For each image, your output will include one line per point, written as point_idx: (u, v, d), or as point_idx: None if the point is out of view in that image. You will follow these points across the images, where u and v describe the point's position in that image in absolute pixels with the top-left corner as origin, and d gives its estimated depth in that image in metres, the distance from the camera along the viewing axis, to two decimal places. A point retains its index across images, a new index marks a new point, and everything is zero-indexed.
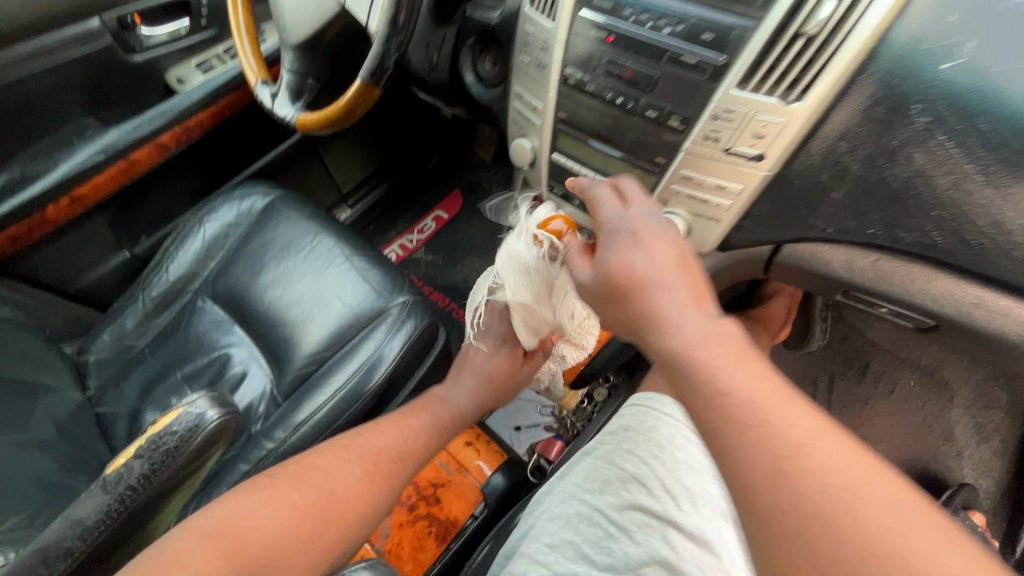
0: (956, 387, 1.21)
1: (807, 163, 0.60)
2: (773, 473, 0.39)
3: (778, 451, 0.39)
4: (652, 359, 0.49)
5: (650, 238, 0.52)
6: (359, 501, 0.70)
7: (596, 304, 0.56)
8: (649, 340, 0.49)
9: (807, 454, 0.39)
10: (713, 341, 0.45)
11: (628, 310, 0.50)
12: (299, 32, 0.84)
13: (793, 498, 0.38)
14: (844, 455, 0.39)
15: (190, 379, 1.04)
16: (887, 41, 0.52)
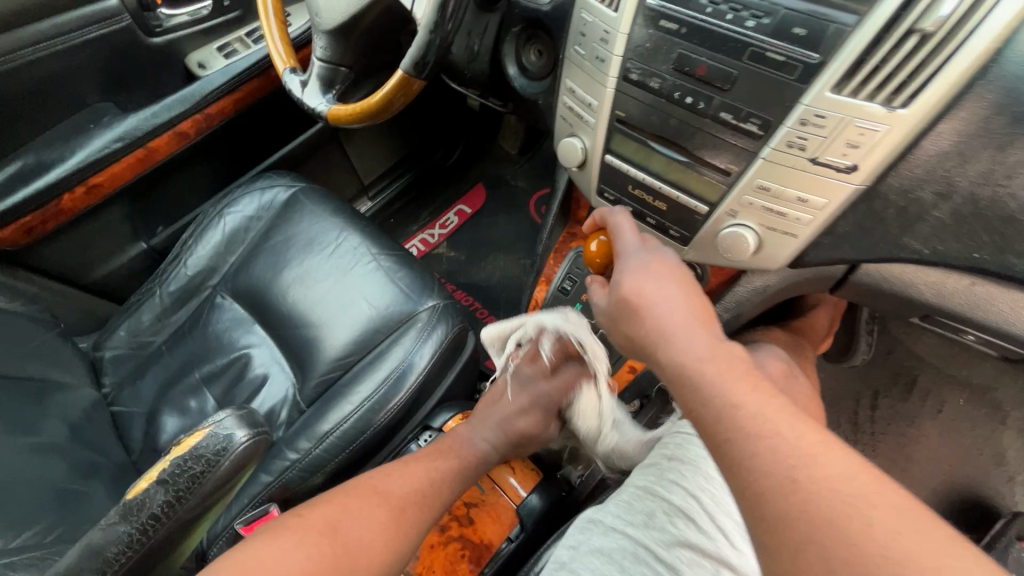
0: (1010, 408, 1.14)
1: (905, 179, 0.55)
2: (768, 482, 0.44)
3: (775, 458, 0.45)
4: (663, 372, 0.58)
5: (664, 269, 0.61)
6: (381, 551, 0.67)
7: (612, 324, 0.64)
8: (659, 355, 0.58)
9: (814, 462, 0.44)
10: (717, 357, 0.54)
11: (641, 329, 0.60)
12: (334, 18, 0.78)
13: (793, 507, 0.42)
14: (834, 460, 0.44)
15: (209, 380, 1.00)
16: (1016, 43, 0.46)
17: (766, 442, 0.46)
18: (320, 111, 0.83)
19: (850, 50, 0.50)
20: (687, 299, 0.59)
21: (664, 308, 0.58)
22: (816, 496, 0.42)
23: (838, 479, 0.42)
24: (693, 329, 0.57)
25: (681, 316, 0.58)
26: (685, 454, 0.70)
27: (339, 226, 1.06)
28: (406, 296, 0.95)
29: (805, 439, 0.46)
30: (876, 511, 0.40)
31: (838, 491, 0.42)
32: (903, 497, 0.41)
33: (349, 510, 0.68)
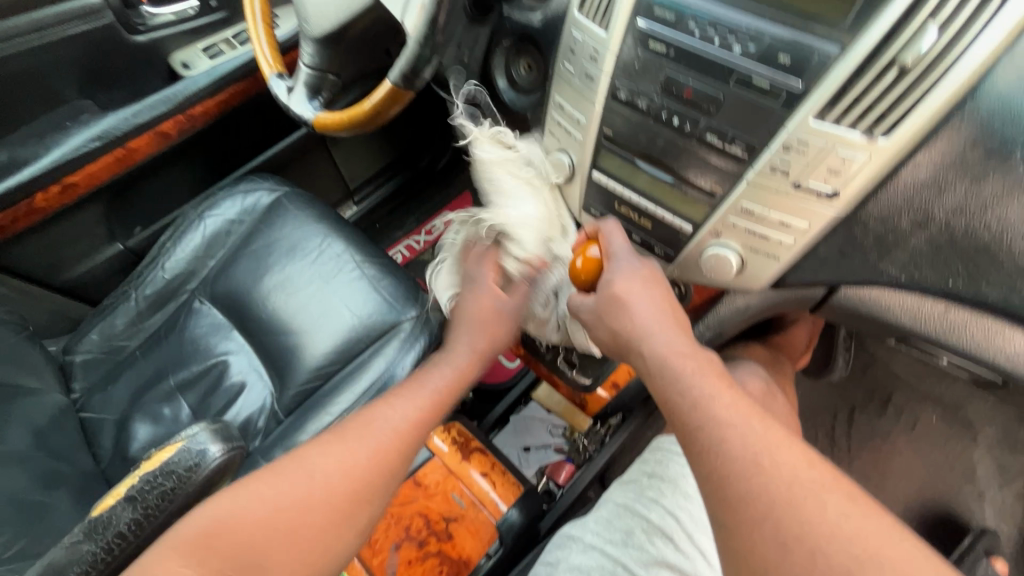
0: (980, 426, 1.17)
1: (884, 207, 0.56)
2: (734, 464, 0.47)
3: (741, 445, 0.48)
4: (639, 369, 0.60)
5: (649, 274, 0.64)
6: (364, 485, 0.61)
7: (593, 321, 0.66)
8: (640, 350, 0.59)
9: (772, 451, 0.47)
10: (693, 357, 0.56)
11: (626, 324, 0.60)
12: (322, 25, 0.77)
13: (752, 491, 0.45)
14: (794, 450, 0.47)
15: (184, 387, 0.98)
16: (990, 79, 0.47)
17: (729, 430, 0.49)
18: (307, 117, 0.82)
19: (831, 80, 0.51)
20: (667, 304, 0.61)
21: (645, 307, 0.60)
22: (776, 479, 0.45)
23: (796, 467, 0.46)
24: (673, 331, 0.59)
25: (660, 317, 0.60)
26: (665, 469, 0.69)
27: (324, 234, 1.04)
28: (389, 306, 0.94)
29: (770, 431, 0.49)
30: (830, 495, 0.43)
31: (795, 476, 0.45)
32: (853, 487, 0.45)
33: (334, 448, 0.62)
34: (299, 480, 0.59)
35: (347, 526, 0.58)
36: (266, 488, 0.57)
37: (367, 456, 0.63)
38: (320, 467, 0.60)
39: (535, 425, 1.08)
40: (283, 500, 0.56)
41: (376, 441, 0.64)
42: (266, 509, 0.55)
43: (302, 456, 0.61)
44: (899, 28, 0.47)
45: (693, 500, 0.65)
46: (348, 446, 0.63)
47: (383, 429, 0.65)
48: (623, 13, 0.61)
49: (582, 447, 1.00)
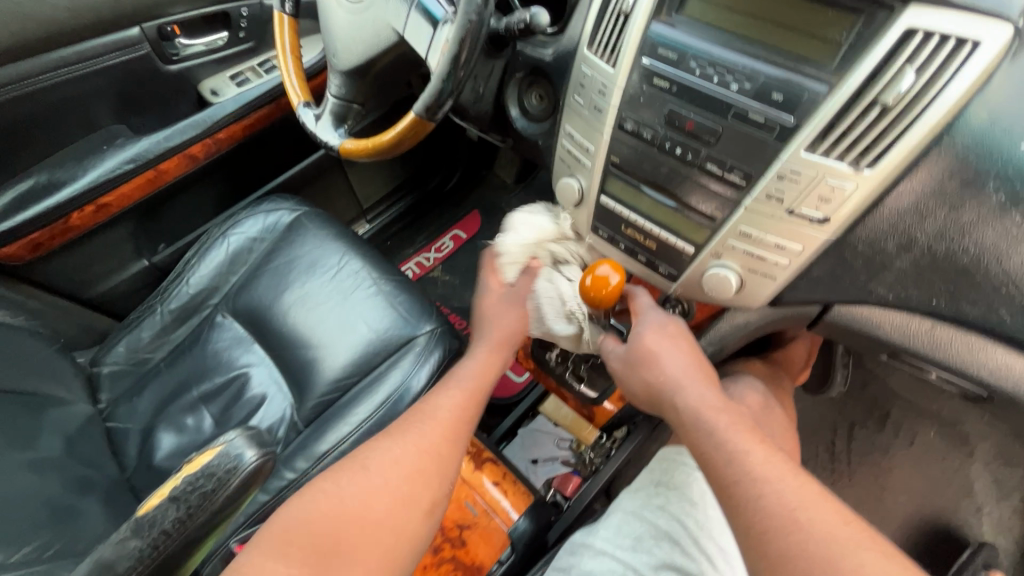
0: (976, 441, 1.20)
1: (871, 231, 0.61)
2: (773, 520, 0.52)
3: (778, 504, 0.53)
4: (672, 418, 0.66)
5: (677, 334, 0.72)
6: (424, 472, 0.65)
7: (626, 372, 0.74)
8: (672, 401, 0.66)
9: (811, 508, 0.52)
10: (726, 411, 0.63)
11: (658, 376, 0.69)
12: (349, 59, 0.84)
13: (791, 545, 0.50)
14: (827, 509, 0.52)
15: (207, 399, 1.02)
16: (966, 117, 0.52)
17: (769, 486, 0.54)
18: (332, 144, 0.88)
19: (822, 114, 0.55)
20: (694, 359, 0.69)
21: (673, 363, 0.69)
22: (815, 533, 0.50)
23: (830, 522, 0.51)
24: (703, 385, 0.66)
25: (688, 371, 0.68)
26: (672, 478, 0.72)
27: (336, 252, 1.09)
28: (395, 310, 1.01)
29: (802, 489, 0.54)
30: (865, 552, 0.48)
31: (831, 532, 0.50)
32: (881, 542, 0.50)
33: (384, 442, 0.67)
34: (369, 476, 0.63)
35: (414, 508, 0.63)
36: (332, 485, 0.63)
37: (414, 454, 0.66)
38: (381, 458, 0.65)
39: (543, 439, 1.11)
40: (358, 495, 0.62)
41: (424, 430, 0.68)
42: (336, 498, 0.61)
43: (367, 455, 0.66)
44: (880, 70, 0.52)
45: (697, 507, 0.69)
46: (398, 446, 0.66)
47: (430, 417, 0.69)
48: (630, 52, 0.66)
49: (589, 459, 1.02)
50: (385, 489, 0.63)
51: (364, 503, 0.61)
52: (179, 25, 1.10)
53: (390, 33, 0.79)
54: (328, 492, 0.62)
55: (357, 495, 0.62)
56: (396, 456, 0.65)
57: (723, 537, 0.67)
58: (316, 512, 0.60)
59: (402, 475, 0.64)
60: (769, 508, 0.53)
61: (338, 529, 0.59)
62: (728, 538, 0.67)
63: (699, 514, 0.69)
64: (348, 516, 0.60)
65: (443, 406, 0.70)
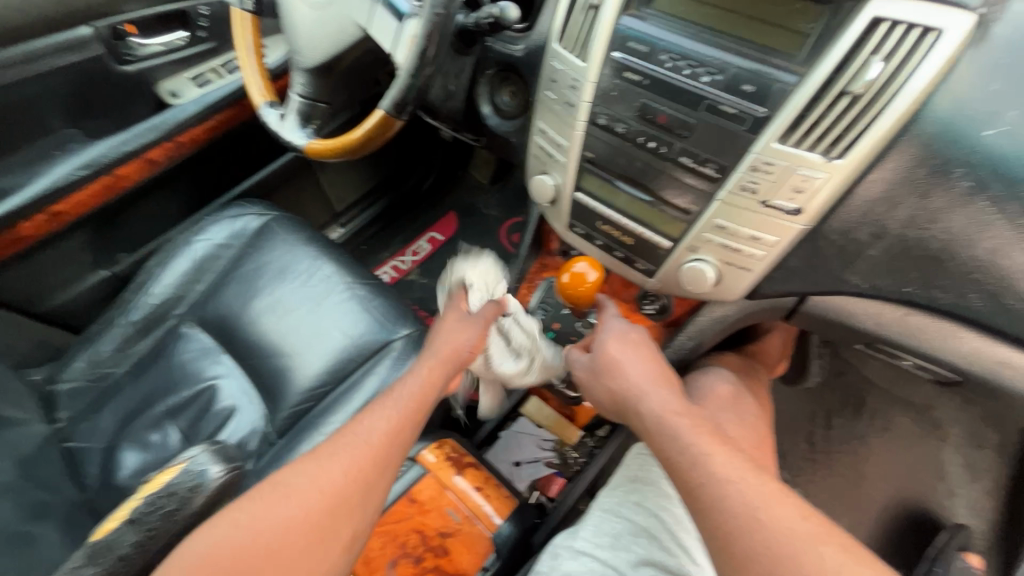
0: (948, 425, 1.23)
1: (843, 221, 0.61)
2: (735, 518, 0.52)
3: (741, 502, 0.53)
4: (638, 426, 0.65)
5: (642, 342, 0.71)
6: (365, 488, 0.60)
7: (591, 380, 0.73)
8: (636, 409, 0.65)
9: (774, 507, 0.52)
10: (689, 416, 0.62)
11: (622, 384, 0.68)
12: (313, 56, 0.81)
13: (755, 547, 0.49)
14: (789, 506, 0.52)
15: (173, 413, 0.97)
16: (931, 106, 0.52)
17: (733, 485, 0.54)
18: (298, 144, 0.85)
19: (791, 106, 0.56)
20: (656, 366, 0.68)
21: (636, 370, 0.68)
22: (776, 530, 0.50)
23: (792, 519, 0.51)
24: (664, 389, 0.66)
25: (652, 377, 0.67)
26: (647, 474, 0.72)
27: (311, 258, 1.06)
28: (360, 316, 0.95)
29: (765, 486, 0.54)
30: (826, 547, 0.48)
31: (789, 529, 0.50)
32: (842, 537, 0.50)
33: (308, 467, 0.60)
34: (289, 505, 0.56)
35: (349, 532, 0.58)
36: (245, 516, 0.54)
37: (342, 482, 0.59)
38: (308, 484, 0.58)
39: (525, 441, 1.03)
40: (278, 527, 0.54)
41: (354, 455, 0.61)
42: (249, 535, 0.53)
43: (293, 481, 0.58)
44: (848, 59, 0.52)
45: (674, 501, 0.69)
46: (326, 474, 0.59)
47: (361, 441, 0.63)
48: (600, 45, 0.65)
49: (572, 459, 1.01)
50: (306, 517, 0.56)
51: (284, 535, 0.54)
52: (134, 23, 1.05)
53: (356, 28, 0.78)
54: (239, 524, 0.54)
55: (273, 529, 0.54)
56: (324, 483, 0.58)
57: (695, 530, 0.66)
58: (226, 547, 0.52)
59: (327, 507, 0.57)
60: (729, 506, 0.53)
61: (247, 567, 0.51)
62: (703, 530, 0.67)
63: (677, 510, 0.68)
64: (262, 550, 0.52)
65: (376, 426, 0.64)
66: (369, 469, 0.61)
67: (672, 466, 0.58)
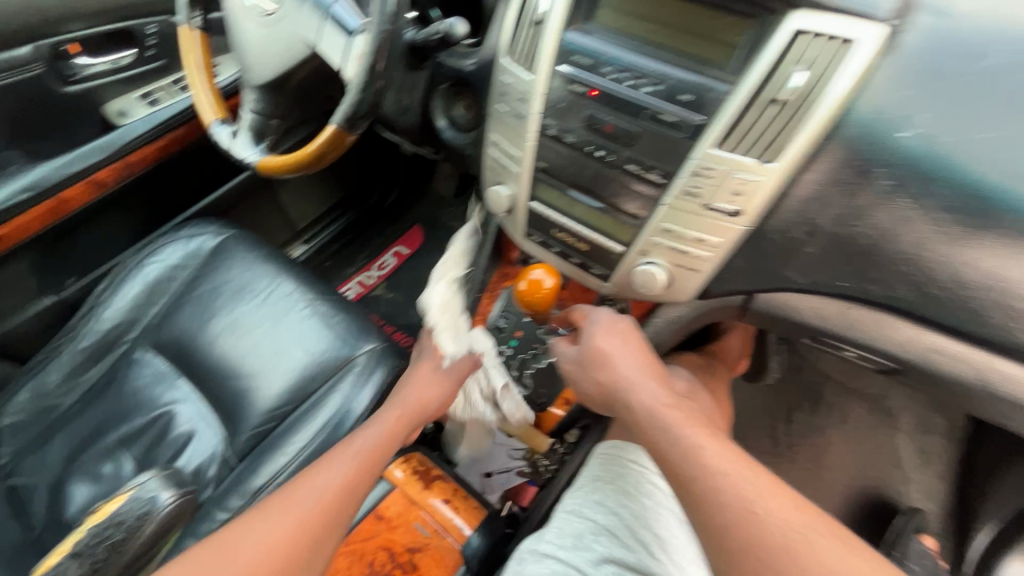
0: (900, 414, 1.29)
1: (781, 221, 0.64)
2: (735, 516, 0.53)
3: (737, 496, 0.54)
4: (629, 417, 0.67)
5: (630, 332, 0.73)
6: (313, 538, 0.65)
7: (580, 372, 0.74)
8: (627, 400, 0.67)
9: (770, 499, 0.54)
10: (680, 408, 0.64)
11: (611, 375, 0.69)
12: (264, 73, 0.81)
13: (754, 540, 0.51)
14: (784, 498, 0.54)
15: (127, 442, 0.94)
16: (852, 110, 0.56)
17: (727, 479, 0.55)
18: (251, 160, 0.85)
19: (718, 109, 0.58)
20: (645, 357, 0.70)
21: (625, 360, 0.70)
22: (776, 528, 0.51)
23: (786, 512, 0.53)
24: (653, 382, 0.67)
25: (640, 368, 0.69)
26: (608, 472, 0.72)
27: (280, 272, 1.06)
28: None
29: (760, 479, 0.56)
30: (824, 538, 0.51)
31: (788, 526, 0.52)
32: (831, 524, 0.53)
33: (259, 519, 0.66)
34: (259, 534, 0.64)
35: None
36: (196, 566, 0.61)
37: (311, 518, 0.66)
38: (272, 515, 0.66)
39: (496, 450, 1.07)
40: (243, 560, 0.61)
41: (305, 508, 0.67)
42: None
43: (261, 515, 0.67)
44: (773, 70, 0.55)
45: (634, 498, 0.68)
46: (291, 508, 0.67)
47: (316, 493, 0.69)
48: (546, 58, 0.68)
49: (543, 467, 1.01)
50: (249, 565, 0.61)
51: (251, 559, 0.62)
52: (78, 43, 1.03)
53: (304, 48, 0.77)
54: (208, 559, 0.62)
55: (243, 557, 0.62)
56: (292, 513, 0.66)
57: (661, 527, 0.65)
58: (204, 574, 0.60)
59: (290, 537, 0.64)
60: (732, 505, 0.54)
61: None
62: (666, 524, 0.66)
63: (638, 506, 0.68)
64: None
65: (333, 478, 0.71)
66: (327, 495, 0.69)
67: (669, 464, 0.59)
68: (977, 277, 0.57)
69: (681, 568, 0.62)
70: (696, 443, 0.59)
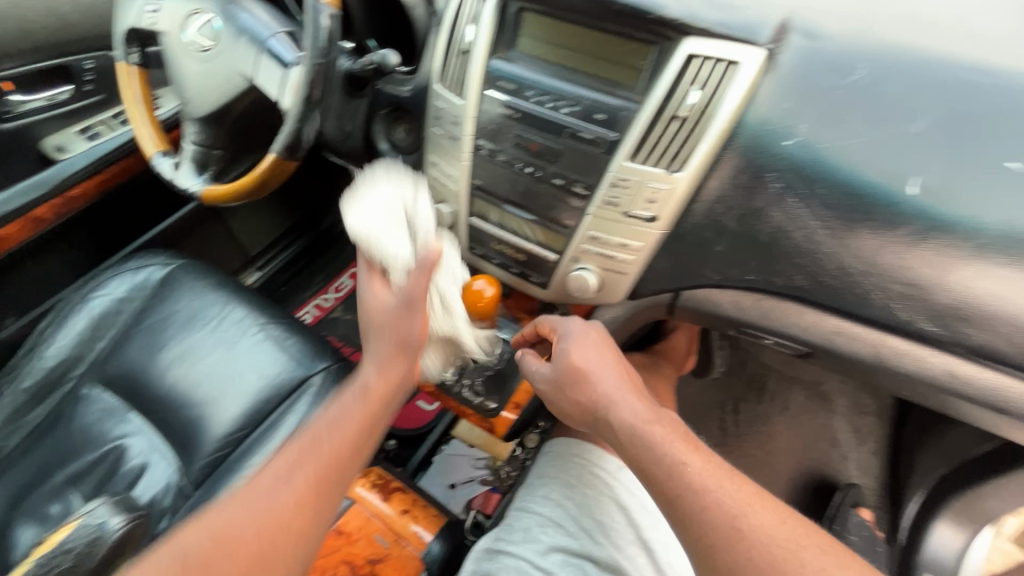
0: (835, 398, 1.38)
1: (694, 223, 0.70)
2: (716, 526, 0.58)
3: (722, 512, 0.58)
4: (612, 434, 0.68)
5: (602, 344, 0.74)
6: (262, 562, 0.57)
7: (556, 390, 0.75)
8: (607, 417, 0.68)
9: (749, 513, 0.59)
10: (659, 422, 0.66)
11: (592, 392, 0.70)
12: (205, 106, 0.86)
13: (739, 558, 0.56)
14: (765, 512, 0.59)
15: (75, 480, 0.92)
16: (744, 122, 0.63)
17: (710, 495, 0.60)
18: (196, 189, 0.88)
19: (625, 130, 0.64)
20: (622, 370, 0.72)
21: (604, 374, 0.71)
22: (754, 539, 0.57)
23: (769, 526, 0.58)
24: (633, 397, 0.69)
25: (619, 382, 0.70)
26: (555, 469, 0.78)
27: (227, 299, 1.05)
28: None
29: (740, 492, 0.61)
30: (806, 551, 0.56)
31: (762, 535, 0.57)
32: (816, 535, 0.58)
33: (193, 536, 0.57)
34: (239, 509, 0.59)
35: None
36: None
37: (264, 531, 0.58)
38: (258, 492, 0.60)
39: (459, 462, 1.18)
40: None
41: (259, 518, 0.58)
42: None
43: (243, 496, 0.60)
44: (672, 90, 0.63)
45: (577, 490, 0.74)
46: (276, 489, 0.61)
47: (266, 504, 0.59)
48: (474, 85, 0.73)
49: (506, 474, 1.05)
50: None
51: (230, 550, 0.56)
52: (11, 81, 1.02)
53: (241, 81, 0.83)
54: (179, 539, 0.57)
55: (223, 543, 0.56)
56: (284, 489, 0.60)
57: (603, 514, 0.71)
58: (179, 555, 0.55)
59: (277, 522, 0.58)
60: (714, 517, 0.58)
61: None
62: (608, 510, 0.72)
63: (582, 496, 0.73)
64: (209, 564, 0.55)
65: (286, 489, 0.61)
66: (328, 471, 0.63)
67: (652, 485, 0.63)
68: (858, 265, 0.64)
69: (623, 549, 0.68)
70: (670, 457, 0.63)
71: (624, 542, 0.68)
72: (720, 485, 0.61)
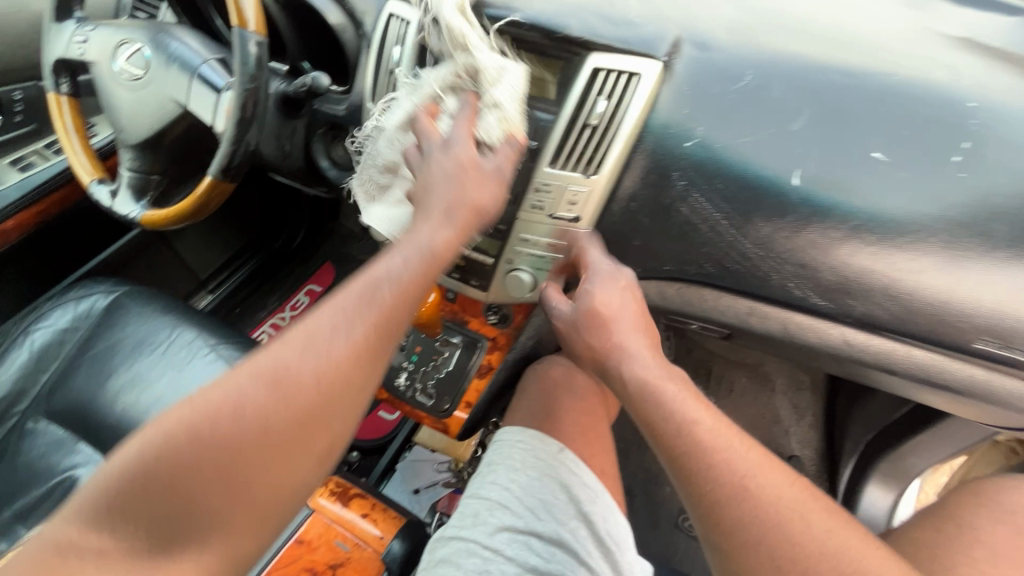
0: (776, 377, 1.49)
1: (612, 219, 0.86)
2: (729, 495, 0.61)
3: (730, 472, 0.62)
4: (625, 389, 0.74)
5: (621, 282, 0.80)
6: (267, 433, 0.54)
7: (573, 330, 0.80)
8: (620, 370, 0.74)
9: (765, 475, 0.62)
10: (670, 380, 0.72)
11: (608, 342, 0.76)
12: (138, 132, 0.87)
13: (744, 514, 0.60)
14: (776, 474, 0.63)
15: (24, 516, 0.90)
16: (648, 128, 0.78)
17: (720, 454, 0.64)
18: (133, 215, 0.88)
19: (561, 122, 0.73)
20: (639, 313, 0.79)
21: (624, 319, 0.77)
22: (768, 528, 0.58)
23: (781, 487, 0.61)
24: (646, 354, 0.75)
25: (631, 325, 0.77)
26: (498, 456, 0.88)
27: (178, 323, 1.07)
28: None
29: (751, 454, 0.64)
30: (816, 512, 0.59)
31: (791, 531, 0.58)
32: (827, 504, 0.61)
33: (214, 394, 0.55)
34: (264, 358, 0.57)
35: (241, 504, 0.54)
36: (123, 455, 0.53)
37: (261, 414, 0.55)
38: (256, 372, 0.56)
39: (424, 467, 1.21)
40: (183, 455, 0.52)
41: (275, 413, 0.55)
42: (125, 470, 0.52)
43: (252, 360, 0.58)
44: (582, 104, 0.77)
45: (517, 471, 0.84)
46: (303, 349, 0.58)
47: (262, 415, 0.54)
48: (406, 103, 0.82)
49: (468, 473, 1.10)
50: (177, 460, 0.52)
51: (214, 436, 0.53)
52: None
53: (175, 107, 0.85)
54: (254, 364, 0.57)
55: (246, 418, 0.54)
56: (262, 389, 0.55)
57: (542, 493, 0.81)
58: (142, 462, 0.52)
59: (280, 409, 0.55)
60: (735, 506, 0.60)
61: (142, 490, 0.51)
62: (547, 491, 0.81)
63: (523, 478, 0.83)
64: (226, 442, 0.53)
65: (320, 363, 0.57)
66: (362, 361, 0.60)
67: (687, 460, 0.65)
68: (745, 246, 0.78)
69: (563, 522, 0.78)
70: (700, 420, 0.67)
71: (563, 513, 0.79)
72: (754, 484, 0.61)
